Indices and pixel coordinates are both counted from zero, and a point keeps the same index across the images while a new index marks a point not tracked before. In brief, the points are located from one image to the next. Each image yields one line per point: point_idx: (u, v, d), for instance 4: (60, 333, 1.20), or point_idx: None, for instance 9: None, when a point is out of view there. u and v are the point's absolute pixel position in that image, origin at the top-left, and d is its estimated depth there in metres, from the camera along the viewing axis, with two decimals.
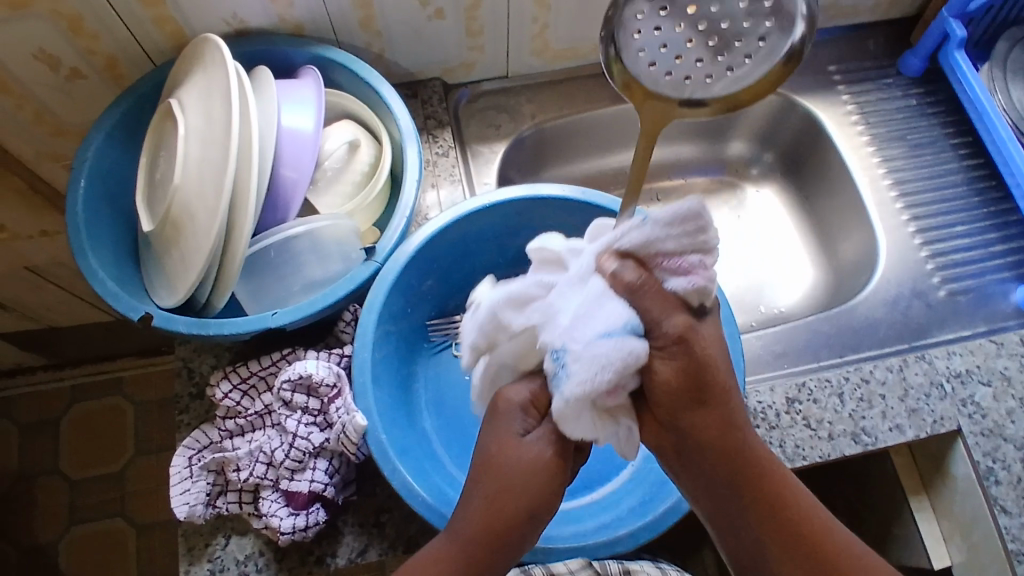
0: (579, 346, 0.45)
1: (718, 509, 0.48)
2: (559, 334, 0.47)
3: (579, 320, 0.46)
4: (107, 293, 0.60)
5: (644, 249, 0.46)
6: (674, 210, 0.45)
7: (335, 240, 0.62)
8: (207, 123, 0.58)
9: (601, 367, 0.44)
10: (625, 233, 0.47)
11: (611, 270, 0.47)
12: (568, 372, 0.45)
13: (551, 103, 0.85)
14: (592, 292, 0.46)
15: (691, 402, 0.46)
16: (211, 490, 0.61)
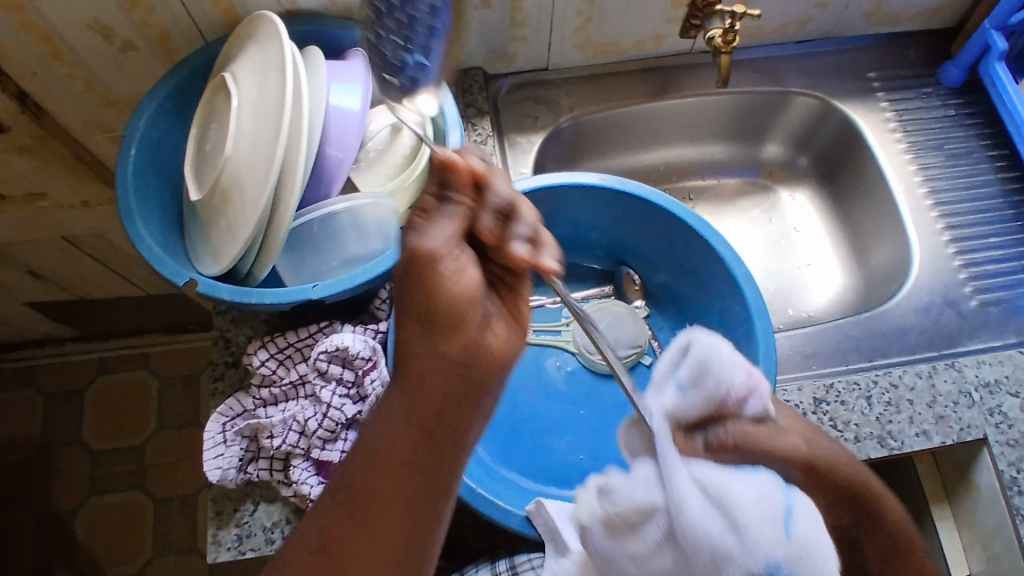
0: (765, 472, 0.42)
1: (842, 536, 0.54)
2: (755, 556, 0.38)
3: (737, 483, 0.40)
4: (153, 258, 0.61)
5: (707, 406, 0.45)
6: (691, 361, 0.44)
7: (374, 220, 0.64)
8: (259, 97, 0.59)
9: (820, 538, 0.40)
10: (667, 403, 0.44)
11: (706, 442, 0.43)
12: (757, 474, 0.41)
13: (589, 96, 0.86)
14: (714, 474, 0.40)
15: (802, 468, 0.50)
16: (243, 456, 0.62)
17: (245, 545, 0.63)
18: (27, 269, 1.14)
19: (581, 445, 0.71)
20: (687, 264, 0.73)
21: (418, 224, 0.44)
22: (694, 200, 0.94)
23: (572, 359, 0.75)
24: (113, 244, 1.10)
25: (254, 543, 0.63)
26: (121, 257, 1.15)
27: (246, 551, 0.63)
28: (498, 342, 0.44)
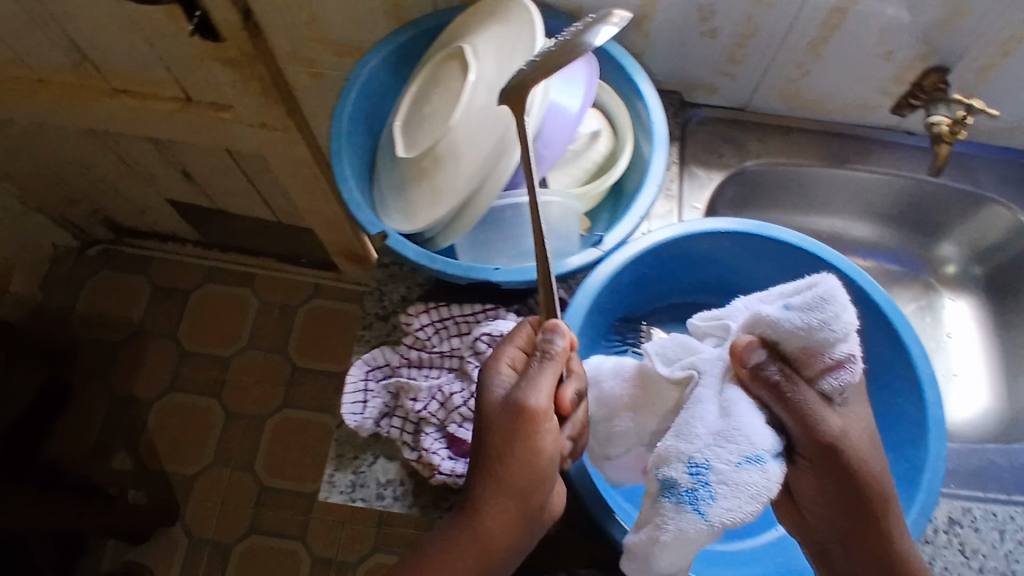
0: (712, 500, 0.51)
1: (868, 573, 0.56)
2: (698, 448, 0.52)
3: (686, 350, 0.59)
4: (352, 201, 0.63)
5: (792, 336, 0.52)
6: (812, 293, 0.52)
7: (560, 218, 0.64)
8: (499, 74, 0.59)
9: (748, 496, 0.51)
10: (771, 324, 0.53)
11: (758, 361, 0.54)
12: (708, 493, 0.51)
13: (779, 148, 0.84)
14: (725, 416, 0.53)
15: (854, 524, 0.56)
16: (381, 409, 0.64)
17: (356, 494, 0.64)
18: (181, 169, 1.21)
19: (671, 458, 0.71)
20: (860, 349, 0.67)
21: (503, 370, 0.56)
22: None
23: None
24: (267, 167, 1.14)
25: (365, 494, 0.64)
26: (267, 180, 1.18)
27: (355, 498, 0.64)
28: (546, 393, 0.53)
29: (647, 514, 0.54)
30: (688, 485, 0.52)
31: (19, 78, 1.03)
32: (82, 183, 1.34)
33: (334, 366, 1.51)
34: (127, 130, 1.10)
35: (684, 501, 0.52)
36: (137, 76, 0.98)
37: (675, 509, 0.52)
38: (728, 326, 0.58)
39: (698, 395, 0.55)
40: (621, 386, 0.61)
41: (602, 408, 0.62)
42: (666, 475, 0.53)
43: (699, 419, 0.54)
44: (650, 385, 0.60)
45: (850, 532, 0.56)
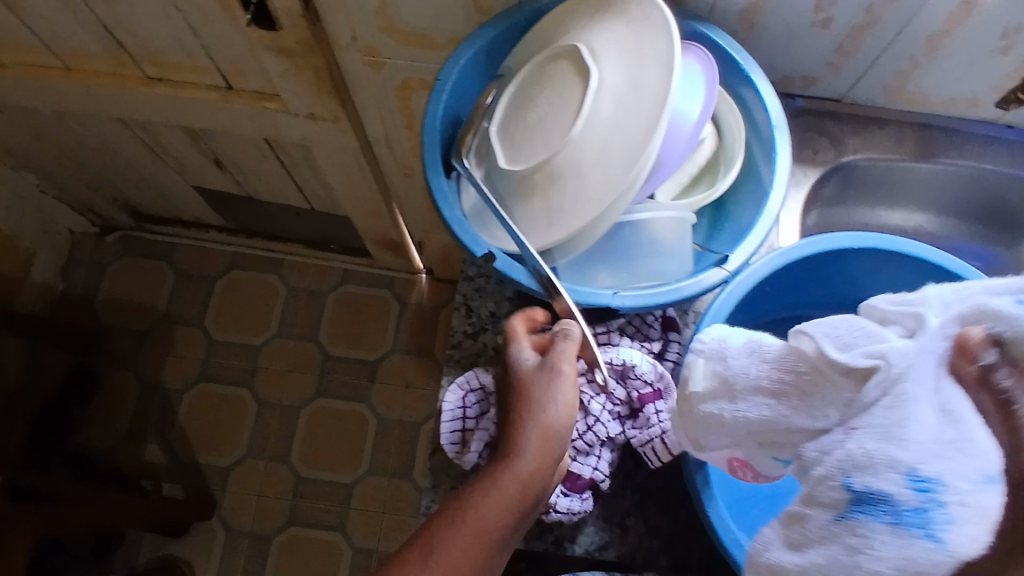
0: (940, 534, 0.35)
1: None
2: (916, 454, 0.37)
3: (869, 337, 0.42)
4: (454, 219, 0.58)
5: None
6: None
7: (677, 233, 0.60)
8: (627, 82, 0.54)
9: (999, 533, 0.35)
10: (1003, 318, 0.37)
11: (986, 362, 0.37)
12: (944, 516, 0.35)
13: (873, 142, 0.80)
14: (948, 412, 0.37)
15: None
16: (485, 439, 0.61)
17: None
18: (213, 156, 1.15)
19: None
20: None
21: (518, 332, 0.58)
22: None
23: None
24: (310, 156, 1.08)
25: None
26: (305, 169, 1.12)
27: None
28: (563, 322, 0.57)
29: (824, 532, 0.40)
30: (913, 505, 0.36)
31: (49, 65, 0.98)
32: (105, 170, 1.28)
33: (367, 354, 1.47)
34: (160, 118, 1.03)
35: (906, 524, 0.36)
36: (177, 63, 0.92)
37: (892, 534, 0.37)
38: (928, 319, 0.40)
39: (903, 398, 0.38)
40: (750, 372, 0.47)
41: (705, 393, 0.51)
42: (865, 488, 0.38)
43: (906, 414, 0.38)
44: (792, 365, 0.45)
45: None
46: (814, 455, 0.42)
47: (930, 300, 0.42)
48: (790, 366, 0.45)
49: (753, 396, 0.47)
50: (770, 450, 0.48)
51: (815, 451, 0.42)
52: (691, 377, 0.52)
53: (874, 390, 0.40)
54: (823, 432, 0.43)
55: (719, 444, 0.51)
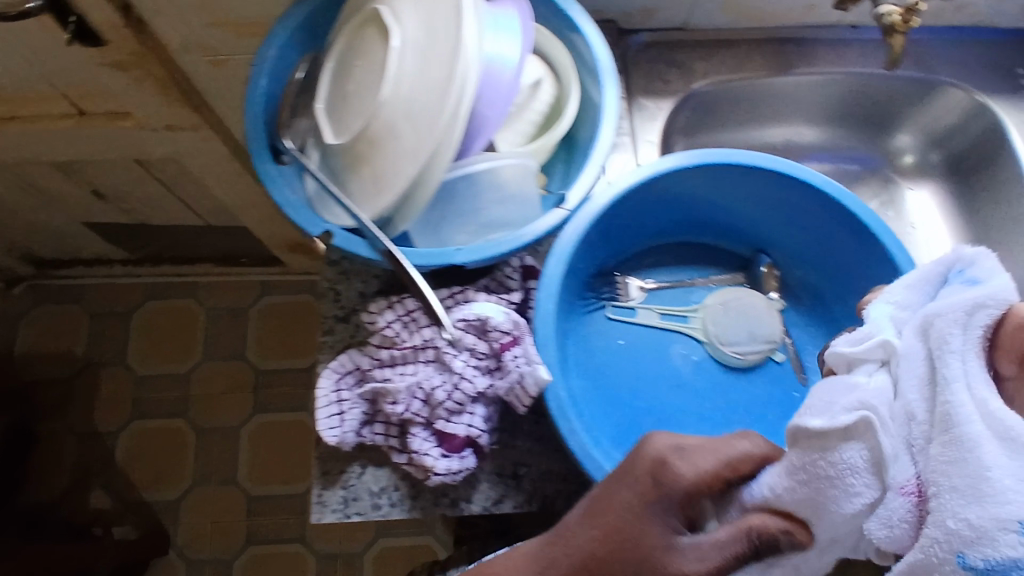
0: None
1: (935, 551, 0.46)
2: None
3: (844, 392, 0.45)
4: (287, 203, 0.57)
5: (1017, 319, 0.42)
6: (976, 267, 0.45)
7: (515, 180, 0.59)
8: (426, 34, 0.52)
9: None
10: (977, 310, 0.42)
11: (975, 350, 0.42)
12: None
13: (721, 64, 0.80)
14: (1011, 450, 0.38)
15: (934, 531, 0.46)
16: (362, 418, 0.60)
17: (350, 508, 0.62)
18: (91, 187, 1.11)
19: (633, 401, 0.63)
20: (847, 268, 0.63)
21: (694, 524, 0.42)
22: None
23: (697, 347, 0.66)
24: (187, 171, 1.05)
25: (359, 507, 0.62)
26: (189, 185, 1.10)
27: (351, 514, 0.62)
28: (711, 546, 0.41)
29: None
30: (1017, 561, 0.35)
31: None
32: None
33: (298, 362, 1.45)
34: (22, 156, 1.00)
35: None
36: (18, 95, 0.88)
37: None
38: (896, 343, 0.45)
39: (963, 441, 0.39)
40: (780, 489, 0.43)
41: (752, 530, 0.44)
42: (978, 563, 0.36)
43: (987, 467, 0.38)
44: (805, 454, 0.43)
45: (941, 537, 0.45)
46: (883, 530, 0.42)
47: (881, 327, 0.48)
48: (805, 461, 0.43)
49: (798, 508, 0.43)
50: (831, 551, 0.45)
51: (884, 529, 0.41)
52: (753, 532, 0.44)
53: (890, 443, 0.42)
54: (871, 504, 0.42)
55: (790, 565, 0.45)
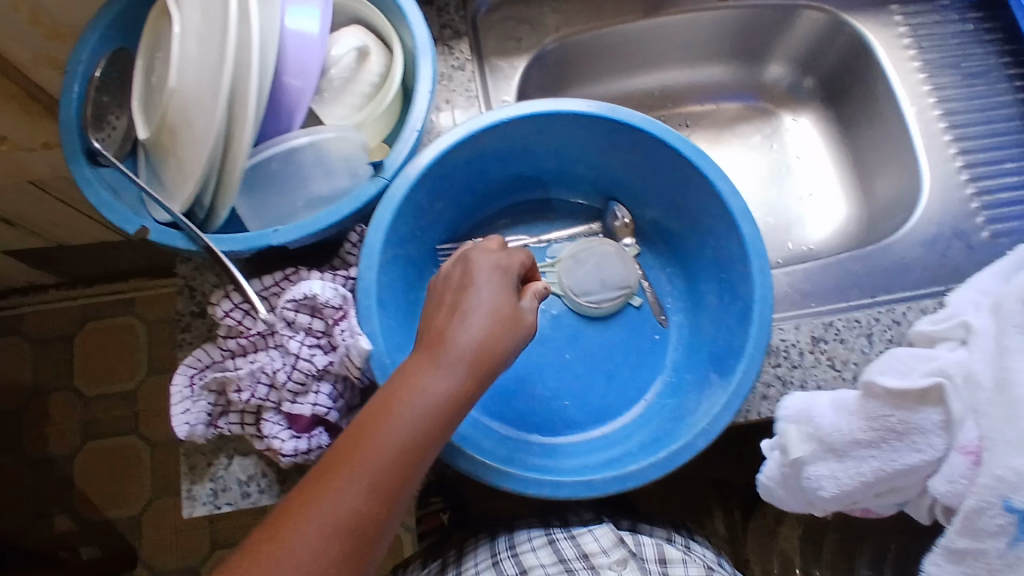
0: None
1: (854, 482, 0.53)
2: None
3: (921, 360, 0.52)
4: (101, 204, 0.57)
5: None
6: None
7: (341, 154, 0.57)
8: (204, 18, 0.51)
9: None
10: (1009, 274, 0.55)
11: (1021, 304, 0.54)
12: None
13: (575, 15, 0.79)
14: None
15: (849, 456, 0.53)
16: (212, 410, 0.59)
17: (221, 499, 0.62)
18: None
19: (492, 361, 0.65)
20: (689, 206, 0.63)
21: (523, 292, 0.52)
22: (692, 126, 0.89)
23: (556, 302, 0.67)
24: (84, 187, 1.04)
25: (229, 497, 0.62)
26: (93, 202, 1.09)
27: (221, 505, 0.62)
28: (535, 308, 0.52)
29: (1008, 556, 0.47)
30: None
31: None
32: None
33: None
34: None
35: None
36: None
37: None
38: (972, 322, 0.52)
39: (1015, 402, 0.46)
40: (845, 427, 0.52)
41: (809, 455, 0.54)
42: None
43: None
44: (876, 410, 0.52)
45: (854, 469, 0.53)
46: (945, 485, 0.49)
47: (963, 309, 0.55)
48: (876, 415, 0.52)
49: (857, 449, 0.52)
50: (892, 496, 0.54)
51: (948, 485, 0.49)
52: (788, 445, 0.55)
53: (961, 407, 0.49)
54: (934, 460, 0.51)
55: (833, 503, 0.54)
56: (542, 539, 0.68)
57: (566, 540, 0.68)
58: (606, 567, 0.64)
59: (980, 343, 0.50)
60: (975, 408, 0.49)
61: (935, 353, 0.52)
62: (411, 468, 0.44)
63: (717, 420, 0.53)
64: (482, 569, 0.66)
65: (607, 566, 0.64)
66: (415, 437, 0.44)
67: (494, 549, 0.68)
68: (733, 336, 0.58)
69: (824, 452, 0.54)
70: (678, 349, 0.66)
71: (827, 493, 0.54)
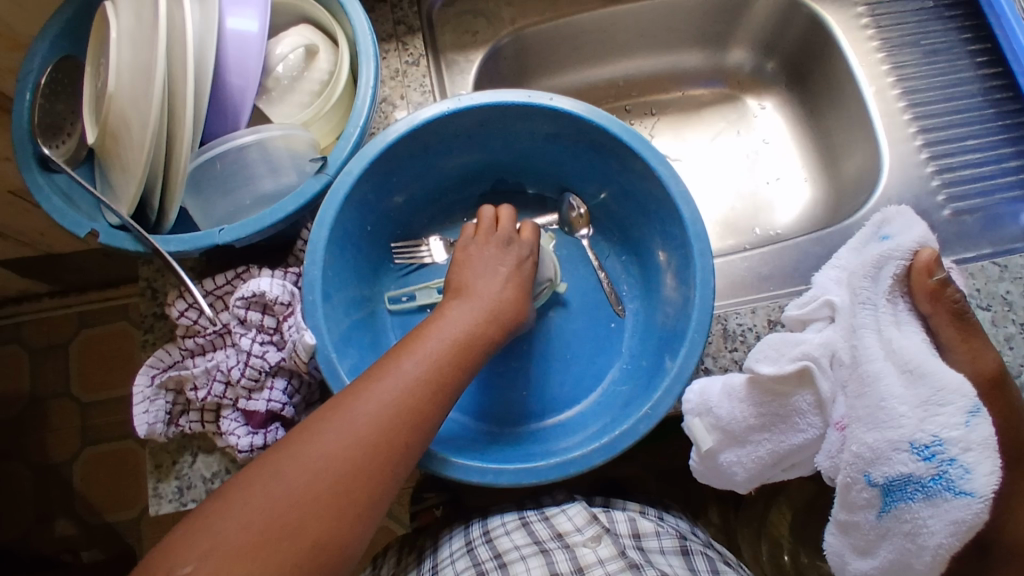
0: (953, 494, 0.45)
1: (758, 462, 0.55)
2: (912, 428, 0.46)
3: (790, 345, 0.52)
4: (52, 209, 0.58)
5: (913, 269, 0.51)
6: (895, 222, 0.53)
7: (288, 151, 0.57)
8: (136, 21, 0.53)
9: (992, 455, 0.45)
10: (887, 260, 0.51)
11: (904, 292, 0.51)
12: (959, 470, 0.45)
13: (532, 6, 0.79)
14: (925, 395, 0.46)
15: (746, 438, 0.55)
16: (171, 409, 0.60)
17: (186, 497, 0.63)
18: None
19: None
20: (640, 193, 0.63)
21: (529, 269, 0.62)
22: (657, 115, 0.90)
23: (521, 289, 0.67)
24: None
25: (194, 494, 0.63)
26: None
27: (187, 502, 0.63)
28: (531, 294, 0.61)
29: (879, 526, 0.49)
30: (933, 474, 0.45)
31: None
32: None
33: None
34: None
35: (935, 491, 0.45)
36: None
37: (929, 505, 0.46)
38: (836, 300, 0.52)
39: (866, 377, 0.48)
40: (738, 414, 0.54)
41: (718, 444, 0.57)
42: (884, 476, 0.47)
43: (938, 410, 0.46)
44: (760, 395, 0.53)
45: (754, 448, 0.55)
46: (827, 460, 0.51)
47: (822, 287, 0.54)
48: (762, 400, 0.53)
49: (753, 433, 0.54)
50: (798, 469, 0.56)
51: (829, 460, 0.51)
52: (698, 438, 0.57)
53: (830, 386, 0.50)
54: (818, 437, 0.52)
55: (750, 483, 0.57)
56: (516, 522, 0.67)
57: (539, 522, 0.67)
58: (580, 544, 0.64)
59: (841, 318, 0.51)
60: (844, 385, 0.50)
61: (802, 338, 0.52)
62: (449, 368, 0.52)
63: (660, 404, 0.54)
64: (456, 556, 0.65)
65: (582, 543, 0.64)
66: (447, 343, 0.53)
67: (468, 536, 0.68)
68: (679, 320, 0.59)
69: (727, 439, 0.56)
70: (633, 336, 0.67)
71: (741, 469, 0.56)
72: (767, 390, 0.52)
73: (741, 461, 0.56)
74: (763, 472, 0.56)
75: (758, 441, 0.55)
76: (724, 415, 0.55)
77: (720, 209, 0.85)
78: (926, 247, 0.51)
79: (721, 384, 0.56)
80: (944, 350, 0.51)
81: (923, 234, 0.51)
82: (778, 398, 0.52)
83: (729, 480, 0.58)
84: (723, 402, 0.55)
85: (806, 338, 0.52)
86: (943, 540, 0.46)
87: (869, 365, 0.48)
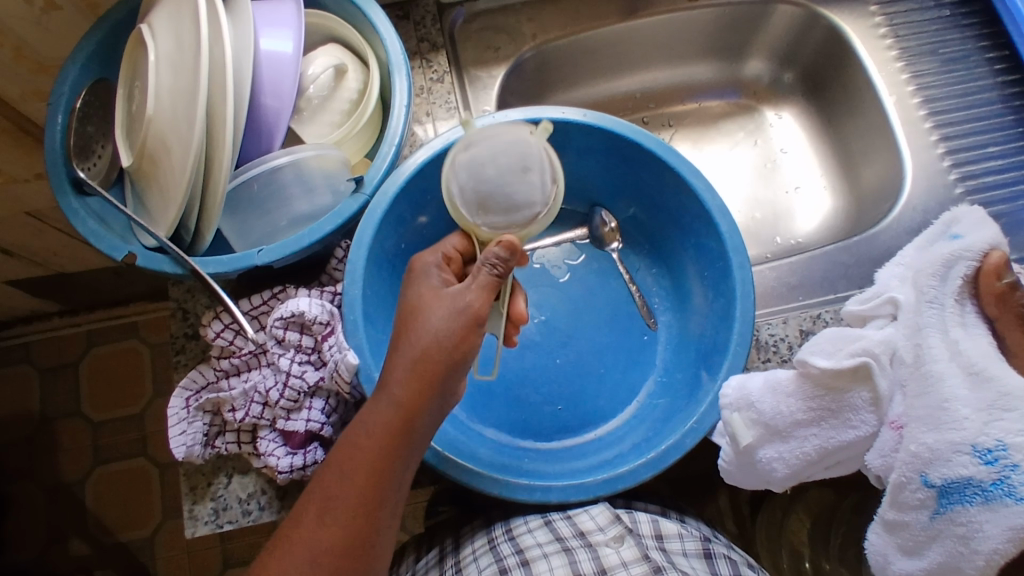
0: (1013, 500, 0.44)
1: (804, 459, 0.53)
2: (974, 431, 0.46)
3: (844, 342, 0.52)
4: (88, 232, 0.58)
5: (983, 271, 0.50)
6: (964, 223, 0.53)
7: (322, 171, 0.57)
8: (175, 45, 0.54)
9: None
10: (954, 261, 0.51)
11: (973, 296, 0.51)
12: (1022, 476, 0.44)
13: (552, 21, 0.80)
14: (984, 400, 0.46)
15: (790, 435, 0.53)
16: (208, 430, 0.60)
17: (222, 518, 0.62)
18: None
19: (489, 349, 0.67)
20: (670, 204, 0.64)
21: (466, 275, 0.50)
22: (675, 126, 0.90)
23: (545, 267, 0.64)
24: None
25: (230, 516, 0.62)
26: None
27: (223, 524, 0.62)
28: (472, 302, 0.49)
29: (930, 528, 0.48)
30: (994, 478, 0.44)
31: None
32: None
33: None
34: None
35: (995, 496, 0.44)
36: None
37: (987, 510, 0.45)
38: (899, 296, 0.52)
39: (930, 377, 0.48)
40: (784, 409, 0.53)
41: (758, 439, 0.54)
42: (941, 478, 0.46)
43: (1006, 410, 0.45)
44: (812, 390, 0.52)
45: (798, 445, 0.53)
46: (878, 458, 0.50)
47: (886, 285, 0.54)
48: (814, 394, 0.52)
49: (799, 429, 0.53)
50: (840, 468, 0.55)
51: (881, 459, 0.50)
52: (736, 433, 0.55)
53: (888, 383, 0.50)
54: (862, 444, 0.52)
55: (787, 481, 0.55)
56: (539, 521, 0.66)
57: (561, 518, 0.65)
58: (602, 544, 0.62)
59: (902, 317, 0.51)
60: (902, 384, 0.50)
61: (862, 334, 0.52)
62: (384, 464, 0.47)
63: None
64: (479, 554, 0.64)
65: (604, 543, 0.62)
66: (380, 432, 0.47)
67: (491, 534, 0.66)
68: (718, 332, 0.60)
69: (769, 436, 0.54)
70: (666, 348, 0.67)
71: (778, 466, 0.54)
72: (818, 388, 0.52)
73: (782, 458, 0.54)
74: (802, 471, 0.55)
75: (802, 439, 0.53)
76: (772, 413, 0.53)
77: (743, 217, 0.85)
78: (997, 249, 0.51)
79: (766, 382, 0.54)
80: (1013, 355, 0.50)
81: (994, 236, 0.51)
82: (829, 400, 0.52)
83: (760, 479, 0.57)
84: (770, 398, 0.54)
85: (858, 338, 0.52)
86: (999, 546, 0.44)
87: (933, 364, 0.48)
